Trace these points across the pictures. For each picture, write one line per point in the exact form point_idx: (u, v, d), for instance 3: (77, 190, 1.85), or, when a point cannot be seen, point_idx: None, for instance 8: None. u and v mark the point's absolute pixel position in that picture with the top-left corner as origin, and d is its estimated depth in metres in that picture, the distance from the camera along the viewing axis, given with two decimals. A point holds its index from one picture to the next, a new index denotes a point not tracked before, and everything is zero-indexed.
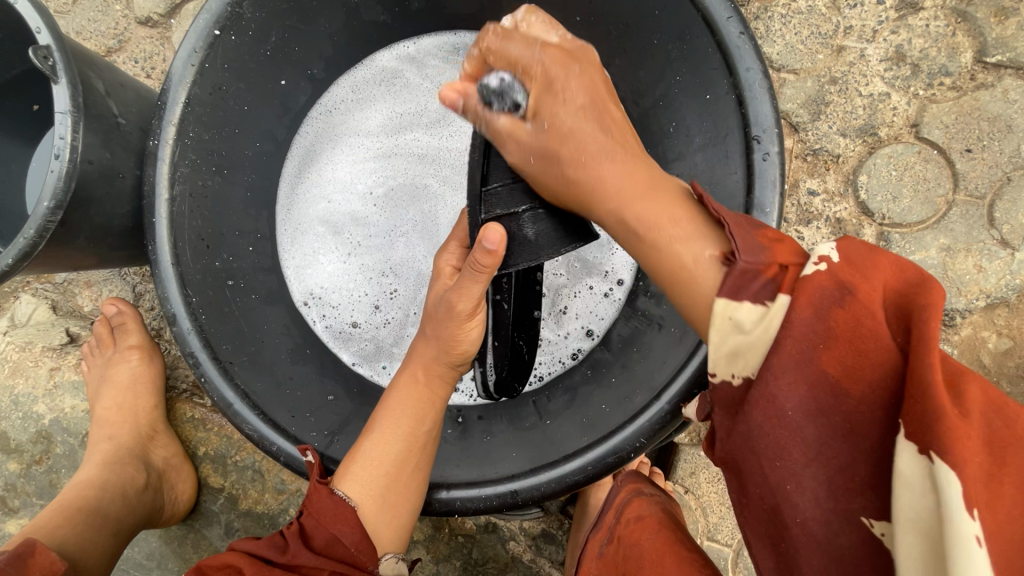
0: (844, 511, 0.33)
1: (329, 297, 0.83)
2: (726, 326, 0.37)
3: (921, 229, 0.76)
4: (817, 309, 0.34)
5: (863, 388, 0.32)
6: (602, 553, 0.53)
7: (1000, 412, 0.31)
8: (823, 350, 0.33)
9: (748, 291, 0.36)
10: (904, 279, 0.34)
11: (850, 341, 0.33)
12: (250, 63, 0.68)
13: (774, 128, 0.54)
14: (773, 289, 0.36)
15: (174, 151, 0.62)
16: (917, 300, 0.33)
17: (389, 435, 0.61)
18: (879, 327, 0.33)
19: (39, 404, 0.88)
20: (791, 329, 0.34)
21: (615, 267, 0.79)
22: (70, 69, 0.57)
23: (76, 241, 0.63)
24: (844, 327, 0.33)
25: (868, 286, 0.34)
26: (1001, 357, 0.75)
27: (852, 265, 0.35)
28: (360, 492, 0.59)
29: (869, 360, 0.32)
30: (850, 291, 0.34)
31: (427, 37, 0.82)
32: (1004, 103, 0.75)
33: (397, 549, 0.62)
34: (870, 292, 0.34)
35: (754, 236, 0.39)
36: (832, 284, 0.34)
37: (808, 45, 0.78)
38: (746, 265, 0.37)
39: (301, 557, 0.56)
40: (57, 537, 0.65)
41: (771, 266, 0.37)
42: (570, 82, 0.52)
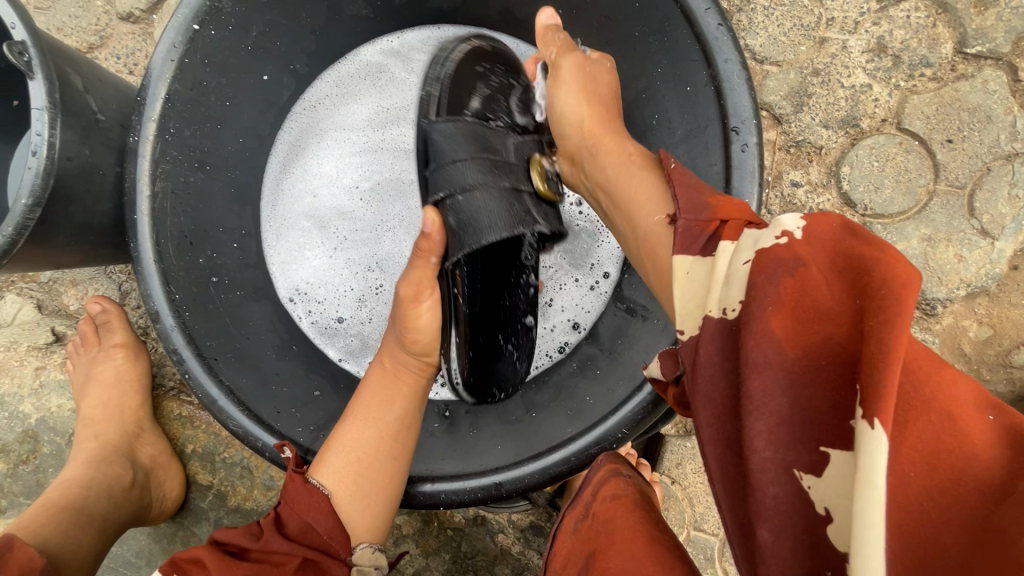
0: (786, 466, 0.28)
1: (315, 292, 0.83)
2: (683, 281, 0.37)
3: (902, 219, 0.77)
4: (769, 275, 0.31)
5: (815, 343, 0.29)
6: (577, 529, 0.53)
7: (938, 378, 0.29)
8: (776, 308, 0.30)
9: (696, 244, 0.38)
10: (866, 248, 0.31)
11: (801, 301, 0.30)
12: (231, 59, 0.68)
13: (752, 120, 0.55)
14: (715, 239, 0.37)
15: (155, 148, 0.61)
16: (879, 263, 0.29)
17: (365, 424, 0.61)
18: (828, 294, 0.30)
19: (25, 404, 0.87)
20: (748, 292, 0.32)
21: (602, 259, 0.79)
22: (46, 65, 0.57)
23: (57, 240, 0.63)
24: (796, 289, 0.30)
25: (822, 261, 0.31)
26: (981, 346, 0.77)
27: (812, 241, 0.32)
28: (333, 479, 0.59)
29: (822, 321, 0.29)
30: (804, 262, 0.31)
31: (411, 32, 0.82)
32: (984, 93, 0.76)
33: (374, 540, 0.61)
34: (821, 265, 0.31)
35: (701, 197, 0.41)
36: (788, 253, 0.32)
37: (790, 37, 0.78)
38: (687, 222, 0.40)
39: (273, 544, 0.55)
40: (41, 535, 0.64)
41: (713, 222, 0.38)
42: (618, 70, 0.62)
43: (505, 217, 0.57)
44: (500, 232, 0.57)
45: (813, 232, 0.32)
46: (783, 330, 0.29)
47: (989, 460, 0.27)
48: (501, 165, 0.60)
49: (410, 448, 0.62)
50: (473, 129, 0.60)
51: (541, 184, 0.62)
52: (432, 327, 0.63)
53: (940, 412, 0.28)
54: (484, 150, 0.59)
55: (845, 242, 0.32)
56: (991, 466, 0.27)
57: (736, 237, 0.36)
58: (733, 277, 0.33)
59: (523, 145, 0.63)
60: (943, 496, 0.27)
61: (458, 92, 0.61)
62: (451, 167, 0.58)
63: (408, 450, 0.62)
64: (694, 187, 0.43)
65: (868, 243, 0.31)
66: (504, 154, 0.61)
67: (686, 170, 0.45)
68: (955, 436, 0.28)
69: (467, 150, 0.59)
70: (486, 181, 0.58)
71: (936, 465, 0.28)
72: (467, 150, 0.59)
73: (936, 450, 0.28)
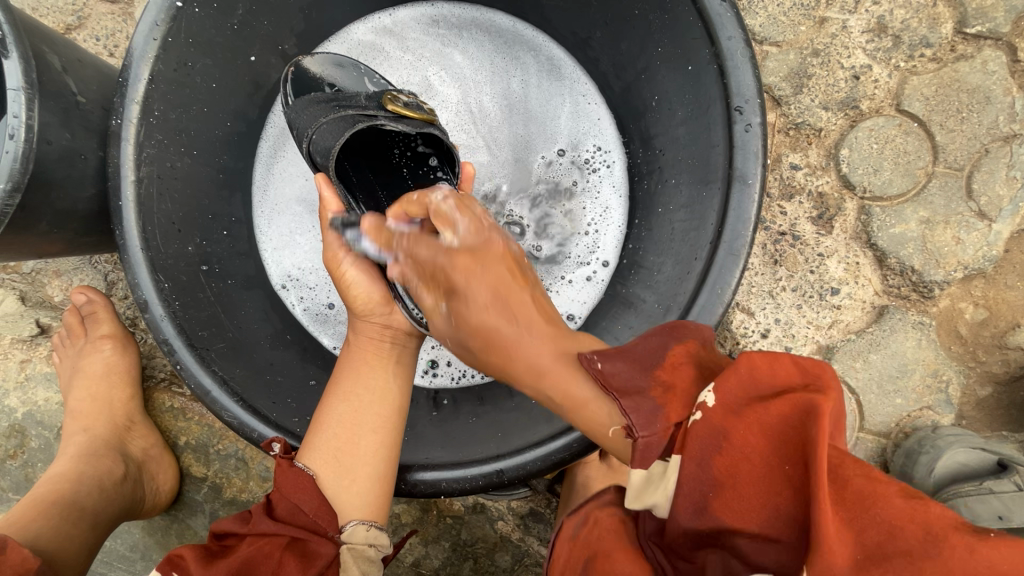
0: None
1: (307, 278, 0.81)
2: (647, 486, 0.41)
3: (901, 202, 0.77)
4: (700, 456, 0.38)
5: (766, 514, 0.36)
6: (574, 535, 0.49)
7: (921, 513, 0.33)
8: (717, 486, 0.38)
9: (653, 455, 0.40)
10: (788, 413, 0.37)
11: (733, 473, 0.37)
12: (217, 38, 0.66)
13: (756, 99, 0.53)
14: (671, 450, 0.40)
15: (139, 131, 0.59)
16: (795, 429, 0.36)
17: (340, 402, 0.61)
18: (757, 461, 0.37)
19: (11, 397, 0.85)
20: (683, 477, 0.39)
21: (602, 248, 0.78)
22: (21, 43, 0.54)
23: (37, 226, 0.60)
24: (727, 466, 0.38)
25: (743, 427, 0.38)
26: (978, 327, 0.77)
27: (725, 410, 0.39)
28: (317, 460, 0.58)
29: (760, 491, 0.37)
30: (725, 436, 0.38)
31: (403, 10, 0.81)
32: (984, 74, 0.75)
33: (367, 517, 0.59)
34: (742, 435, 0.38)
35: (648, 395, 0.41)
36: (707, 429, 0.38)
37: (790, 16, 0.77)
38: (647, 438, 0.40)
39: (262, 525, 0.55)
40: (31, 531, 0.63)
41: (668, 428, 0.40)
42: (472, 284, 0.45)
43: (345, 127, 0.64)
44: (340, 135, 0.63)
45: (721, 391, 0.39)
46: (726, 502, 0.37)
47: None
48: (345, 102, 0.67)
49: (392, 422, 0.62)
50: (317, 100, 0.69)
51: (392, 104, 0.65)
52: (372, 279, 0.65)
53: (934, 553, 0.32)
54: (326, 101, 0.68)
55: (750, 394, 0.39)
56: None
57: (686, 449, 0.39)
58: (669, 463, 0.40)
59: (378, 94, 0.68)
60: None
61: (313, 84, 0.72)
62: (301, 125, 0.68)
63: (389, 421, 0.61)
64: (633, 384, 0.42)
65: (768, 397, 0.38)
66: (352, 100, 0.67)
67: (621, 366, 0.44)
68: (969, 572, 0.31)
69: (311, 103, 0.68)
70: (325, 116, 0.65)
71: None
72: (318, 111, 0.67)
73: None
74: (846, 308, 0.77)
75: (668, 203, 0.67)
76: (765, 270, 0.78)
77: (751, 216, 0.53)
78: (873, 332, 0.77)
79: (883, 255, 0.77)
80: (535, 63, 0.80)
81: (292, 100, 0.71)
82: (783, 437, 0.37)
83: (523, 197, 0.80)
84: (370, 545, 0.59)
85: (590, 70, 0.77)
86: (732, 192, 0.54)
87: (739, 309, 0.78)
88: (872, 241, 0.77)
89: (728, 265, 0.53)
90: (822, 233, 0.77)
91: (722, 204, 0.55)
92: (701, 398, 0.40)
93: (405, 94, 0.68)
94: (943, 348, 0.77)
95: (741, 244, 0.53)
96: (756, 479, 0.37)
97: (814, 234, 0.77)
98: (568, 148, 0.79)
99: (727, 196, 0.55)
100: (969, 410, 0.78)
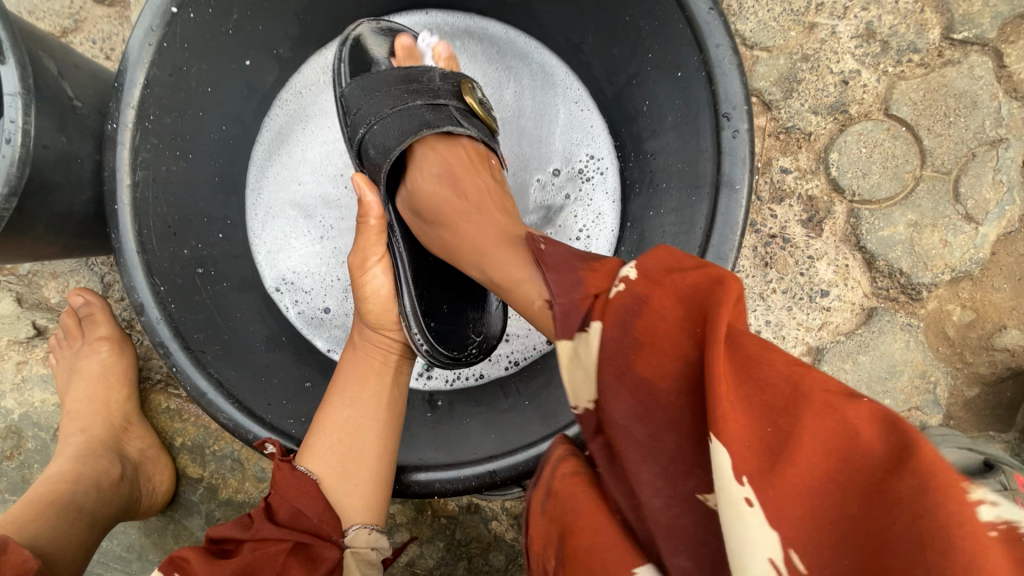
0: (678, 496, 0.35)
1: (301, 281, 0.82)
2: (573, 365, 0.41)
3: (890, 205, 0.78)
4: (622, 322, 0.38)
5: (674, 372, 0.36)
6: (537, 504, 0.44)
7: (810, 375, 0.33)
8: (637, 350, 0.37)
9: (574, 326, 0.41)
10: (707, 280, 0.37)
11: (650, 335, 0.37)
12: (212, 43, 0.66)
13: (743, 106, 0.54)
14: (590, 318, 0.40)
15: (135, 136, 0.59)
16: (708, 294, 0.36)
17: (343, 407, 0.62)
18: (671, 326, 0.37)
19: (7, 399, 0.86)
20: (603, 344, 0.38)
21: (594, 252, 0.79)
22: (18, 48, 0.55)
23: (34, 230, 0.61)
24: (645, 327, 0.37)
25: (661, 292, 0.38)
26: (965, 329, 0.78)
27: (647, 279, 0.39)
28: (321, 465, 0.59)
29: (671, 355, 0.36)
30: (645, 300, 0.38)
31: (398, 17, 0.81)
32: (971, 79, 0.76)
33: (369, 520, 0.60)
34: (661, 299, 0.38)
35: (577, 271, 0.43)
36: (629, 296, 0.39)
37: (780, 22, 0.78)
38: (564, 304, 0.41)
39: (265, 531, 0.54)
40: (30, 530, 0.63)
41: (588, 297, 0.41)
42: (427, 160, 0.62)
43: (412, 123, 0.63)
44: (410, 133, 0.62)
45: (644, 265, 0.40)
46: (641, 366, 0.37)
47: (874, 447, 0.30)
48: (416, 90, 0.65)
49: (392, 427, 0.63)
50: (384, 78, 0.66)
51: (468, 98, 0.66)
52: (387, 288, 0.66)
53: (802, 400, 0.32)
54: (394, 83, 0.65)
55: (671, 270, 0.39)
56: (872, 443, 0.30)
57: (603, 314, 0.39)
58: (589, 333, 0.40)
59: (451, 77, 0.67)
60: (836, 474, 0.30)
61: (364, 66, 0.70)
62: (361, 108, 0.65)
63: (391, 427, 0.63)
64: (568, 262, 0.45)
65: (687, 272, 0.39)
66: (424, 84, 0.65)
67: (559, 250, 0.47)
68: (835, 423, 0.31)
69: (373, 85, 0.65)
70: (392, 107, 0.64)
71: (828, 450, 0.30)
72: (388, 92, 0.65)
73: (824, 445, 0.31)
74: (835, 310, 0.78)
75: (659, 206, 0.68)
76: (756, 272, 0.79)
77: (739, 221, 0.54)
78: (862, 333, 0.78)
79: (871, 257, 0.78)
80: (529, 72, 0.81)
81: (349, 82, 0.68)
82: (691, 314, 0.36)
83: (523, 209, 0.81)
84: (372, 549, 0.59)
85: (582, 74, 0.78)
86: (720, 198, 0.55)
87: None
88: (861, 244, 0.78)
89: None
90: (811, 236, 0.78)
91: (711, 210, 0.56)
92: (624, 272, 0.40)
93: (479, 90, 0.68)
94: (931, 350, 0.78)
95: (728, 249, 0.54)
96: (666, 349, 0.36)
97: (803, 236, 0.78)
98: (563, 162, 0.80)
99: (715, 202, 0.56)
100: (956, 410, 0.79)
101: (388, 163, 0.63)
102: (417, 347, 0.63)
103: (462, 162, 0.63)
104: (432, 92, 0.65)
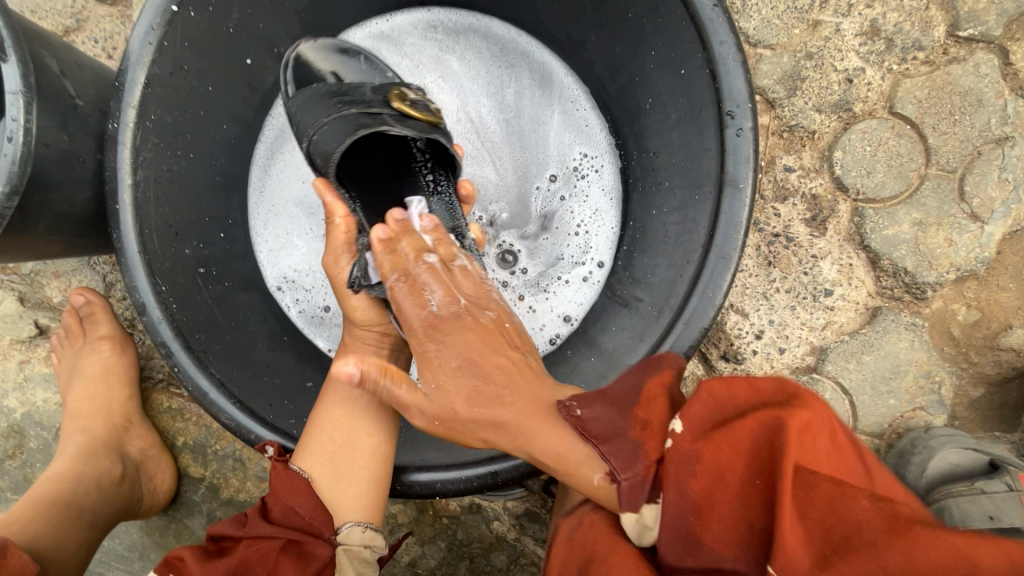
0: None
1: (303, 280, 0.81)
2: (641, 528, 0.43)
3: (894, 203, 0.77)
4: (678, 482, 0.41)
5: (745, 534, 0.39)
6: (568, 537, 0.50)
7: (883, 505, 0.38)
8: (696, 510, 0.41)
9: (642, 491, 0.43)
10: (757, 425, 0.41)
11: (711, 492, 0.41)
12: (213, 42, 0.66)
13: (747, 103, 0.54)
14: (656, 490, 0.43)
15: (136, 135, 0.59)
16: (766, 441, 0.40)
17: (336, 405, 0.62)
18: (736, 477, 0.41)
19: (10, 398, 0.86)
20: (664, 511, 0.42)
21: (596, 249, 0.78)
22: (20, 47, 0.55)
23: (36, 229, 0.61)
24: (704, 488, 0.41)
25: (715, 446, 0.41)
26: (970, 329, 0.77)
27: (694, 433, 0.43)
28: (312, 463, 0.59)
29: (743, 510, 0.40)
30: (699, 457, 0.41)
31: (400, 15, 0.81)
32: (976, 77, 0.76)
33: (363, 518, 0.59)
34: (720, 455, 0.41)
35: (627, 435, 0.44)
36: (687, 452, 0.42)
37: (784, 20, 0.77)
38: (629, 479, 0.43)
39: (258, 528, 0.54)
40: (30, 530, 0.63)
41: (649, 464, 0.43)
42: (439, 344, 0.50)
43: (346, 128, 0.61)
44: (342, 139, 0.61)
45: (688, 416, 0.43)
46: (713, 525, 0.40)
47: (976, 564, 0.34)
48: (350, 99, 0.64)
49: (386, 425, 0.63)
50: (325, 91, 0.66)
51: (398, 102, 0.62)
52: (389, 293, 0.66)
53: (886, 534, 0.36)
54: (330, 95, 0.66)
55: (717, 413, 0.44)
56: (975, 563, 0.34)
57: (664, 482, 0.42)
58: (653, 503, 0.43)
59: (383, 87, 0.66)
60: None
61: (308, 78, 0.71)
62: (306, 119, 0.65)
63: (384, 424, 0.63)
64: (614, 420, 0.45)
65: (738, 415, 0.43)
66: (357, 94, 0.65)
67: (600, 409, 0.47)
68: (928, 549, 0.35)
69: (311, 99, 0.66)
70: (328, 116, 0.63)
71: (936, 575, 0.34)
72: (327, 104, 0.65)
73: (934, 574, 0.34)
74: (839, 309, 0.78)
75: (662, 205, 0.67)
76: (759, 271, 0.78)
77: (742, 220, 0.54)
78: (866, 333, 0.78)
79: (876, 256, 0.77)
80: (532, 70, 0.81)
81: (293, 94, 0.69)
82: (756, 449, 0.40)
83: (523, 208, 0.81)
84: (367, 547, 0.59)
85: (585, 73, 0.77)
86: (723, 196, 0.55)
87: (733, 310, 0.78)
88: (866, 243, 0.77)
89: (719, 269, 0.54)
90: (815, 235, 0.78)
91: (714, 208, 0.56)
92: (673, 425, 0.43)
93: (413, 89, 0.66)
94: (936, 350, 0.77)
95: (732, 247, 0.54)
96: (725, 495, 0.40)
97: (807, 236, 0.78)
98: (564, 160, 0.80)
99: (718, 201, 0.55)
100: (962, 410, 0.79)
101: (329, 167, 0.62)
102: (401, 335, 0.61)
103: (468, 335, 0.51)
104: (362, 101, 0.64)
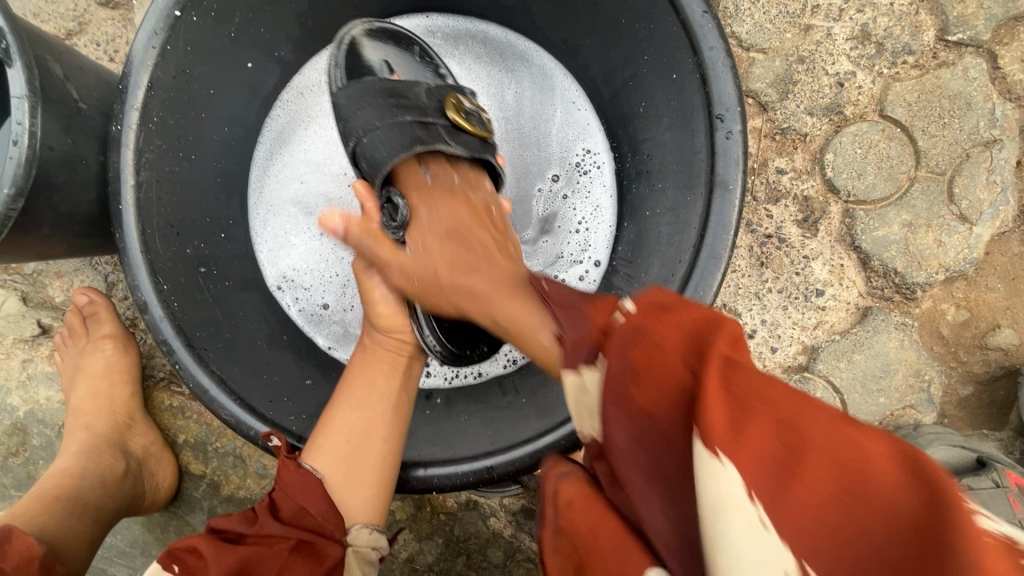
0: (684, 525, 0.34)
1: (302, 279, 0.83)
2: (579, 394, 0.41)
3: (884, 205, 0.78)
4: (620, 350, 0.38)
5: (671, 398, 0.36)
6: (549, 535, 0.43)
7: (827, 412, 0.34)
8: (632, 375, 0.37)
9: (581, 358, 0.42)
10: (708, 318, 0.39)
11: (648, 360, 0.37)
12: (214, 45, 0.67)
13: (737, 107, 0.55)
14: (598, 354, 0.41)
15: (138, 137, 0.60)
16: (709, 329, 0.38)
17: (353, 407, 0.63)
18: (674, 360, 0.37)
19: (14, 396, 0.87)
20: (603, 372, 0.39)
21: (593, 247, 0.80)
22: (25, 52, 0.56)
23: (40, 230, 0.62)
24: (642, 355, 0.37)
25: (659, 324, 0.39)
26: (959, 328, 0.79)
27: (646, 311, 0.40)
28: (325, 463, 0.60)
29: (670, 385, 0.36)
30: (641, 330, 0.39)
31: (398, 20, 0.82)
32: (965, 81, 0.77)
33: (370, 520, 0.61)
34: (659, 329, 0.38)
35: (580, 308, 0.44)
36: (629, 328, 0.39)
37: (776, 24, 0.79)
38: (573, 339, 0.42)
39: (269, 527, 0.56)
40: (36, 523, 0.65)
41: (596, 333, 0.42)
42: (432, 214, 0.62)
43: (403, 139, 0.63)
44: (398, 149, 0.63)
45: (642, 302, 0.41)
46: (640, 397, 0.37)
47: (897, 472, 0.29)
48: (406, 105, 0.65)
49: (399, 431, 0.63)
50: (379, 89, 0.66)
51: (455, 114, 0.65)
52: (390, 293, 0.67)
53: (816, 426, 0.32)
54: (383, 95, 0.66)
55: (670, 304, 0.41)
56: (896, 472, 0.29)
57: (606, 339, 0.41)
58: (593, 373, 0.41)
59: (437, 92, 0.67)
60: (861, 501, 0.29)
61: (358, 70, 0.70)
62: (356, 117, 0.66)
63: (397, 429, 0.63)
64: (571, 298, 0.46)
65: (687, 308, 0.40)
66: (412, 98, 0.65)
67: (561, 287, 0.49)
68: (854, 448, 0.31)
69: (364, 95, 0.66)
70: (382, 119, 0.64)
71: (849, 465, 0.30)
72: (381, 106, 0.65)
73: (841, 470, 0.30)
74: (831, 309, 0.79)
75: (655, 206, 0.69)
76: (752, 272, 0.79)
77: (732, 221, 0.55)
78: (857, 332, 0.79)
79: (867, 257, 0.78)
80: (529, 74, 0.82)
81: (342, 85, 0.69)
82: (696, 333, 0.38)
83: (523, 208, 0.82)
84: (373, 548, 0.61)
85: (580, 76, 0.78)
86: (713, 198, 0.56)
87: (726, 310, 0.80)
88: (856, 244, 0.79)
89: (710, 268, 0.55)
90: (807, 236, 0.79)
91: (704, 210, 0.57)
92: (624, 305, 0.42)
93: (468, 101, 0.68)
94: (925, 349, 0.79)
95: (723, 247, 0.55)
96: (663, 364, 0.37)
97: (799, 236, 0.79)
98: (563, 161, 0.81)
99: (708, 203, 0.56)
100: (951, 409, 0.80)
101: (378, 175, 0.64)
102: (429, 346, 0.65)
103: (458, 213, 0.62)
104: (418, 110, 0.65)
